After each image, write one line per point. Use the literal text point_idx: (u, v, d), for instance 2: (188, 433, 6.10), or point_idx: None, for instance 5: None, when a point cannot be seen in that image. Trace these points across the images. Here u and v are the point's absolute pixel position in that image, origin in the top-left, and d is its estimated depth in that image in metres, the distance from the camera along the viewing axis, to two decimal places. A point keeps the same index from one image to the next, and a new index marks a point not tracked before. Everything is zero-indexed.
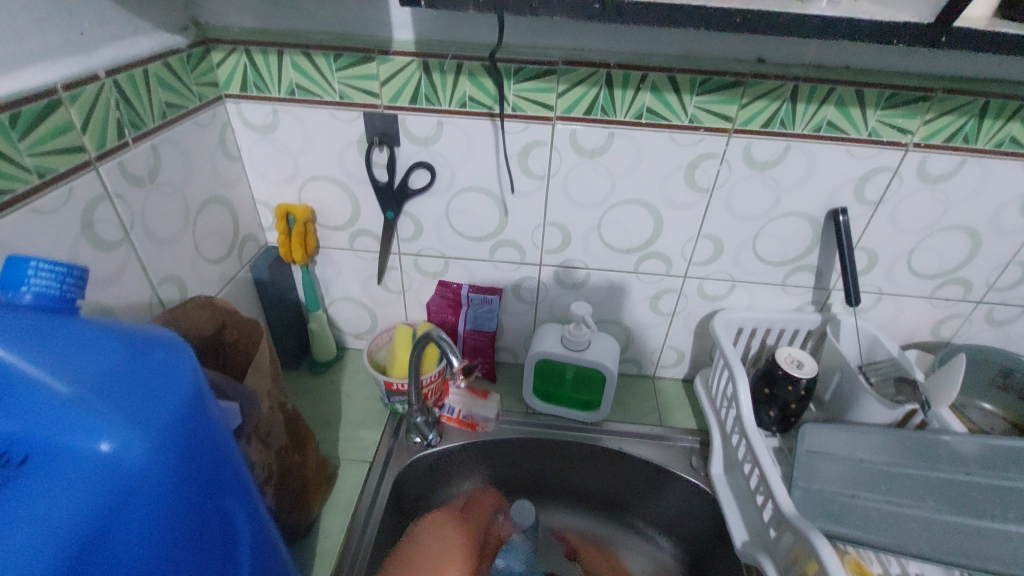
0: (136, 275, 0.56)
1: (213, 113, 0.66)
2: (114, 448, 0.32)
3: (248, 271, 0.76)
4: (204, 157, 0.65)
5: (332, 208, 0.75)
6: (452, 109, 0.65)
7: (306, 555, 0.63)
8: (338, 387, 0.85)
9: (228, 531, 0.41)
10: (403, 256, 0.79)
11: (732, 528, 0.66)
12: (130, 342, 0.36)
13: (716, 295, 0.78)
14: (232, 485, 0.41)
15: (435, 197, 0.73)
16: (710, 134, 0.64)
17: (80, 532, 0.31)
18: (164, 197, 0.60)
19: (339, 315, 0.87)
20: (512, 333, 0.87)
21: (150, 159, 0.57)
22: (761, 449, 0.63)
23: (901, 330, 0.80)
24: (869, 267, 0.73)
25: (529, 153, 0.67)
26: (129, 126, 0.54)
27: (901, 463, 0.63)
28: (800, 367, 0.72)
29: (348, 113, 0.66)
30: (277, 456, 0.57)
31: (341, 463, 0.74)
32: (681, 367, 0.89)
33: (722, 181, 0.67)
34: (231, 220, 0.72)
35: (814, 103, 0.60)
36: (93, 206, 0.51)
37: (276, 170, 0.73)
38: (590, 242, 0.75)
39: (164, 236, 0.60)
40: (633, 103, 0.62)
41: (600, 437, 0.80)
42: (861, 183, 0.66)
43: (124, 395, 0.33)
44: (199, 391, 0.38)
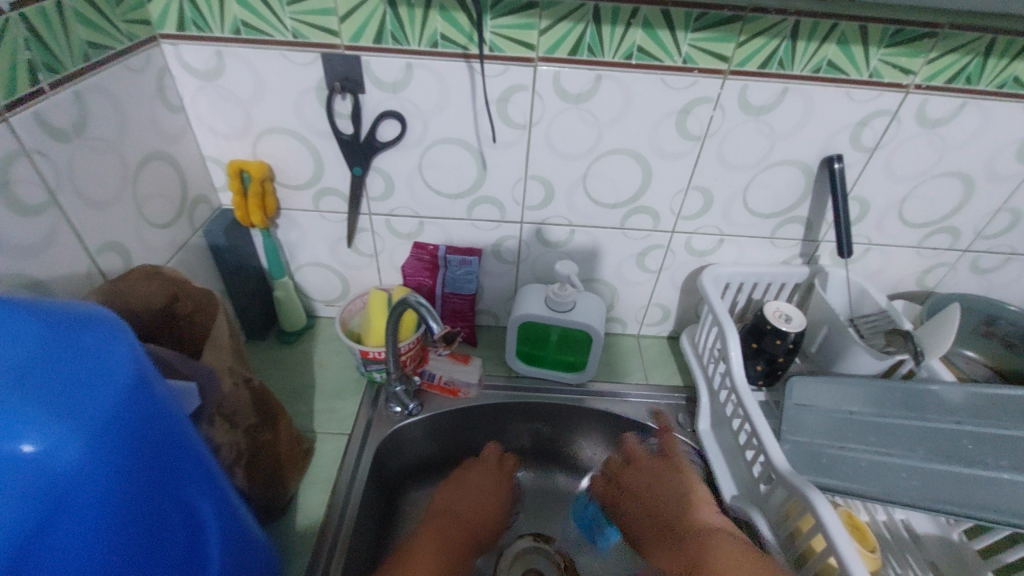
0: (69, 244, 0.50)
1: (148, 56, 0.58)
2: (39, 448, 0.27)
3: (202, 236, 0.69)
4: (140, 107, 0.58)
5: (292, 164, 0.68)
6: (423, 49, 0.58)
7: (287, 534, 0.60)
8: (311, 357, 0.80)
9: (192, 524, 0.37)
10: (374, 216, 0.74)
11: (721, 483, 0.65)
12: (51, 324, 0.31)
13: (704, 250, 0.76)
14: (192, 475, 0.37)
15: (407, 150, 0.67)
16: (704, 76, 0.59)
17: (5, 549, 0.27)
18: (96, 154, 0.52)
19: (307, 281, 0.82)
20: (493, 295, 0.83)
21: (75, 109, 0.49)
22: (753, 406, 0.62)
23: (887, 280, 0.79)
24: (860, 217, 0.71)
25: (509, 100, 0.61)
26: (44, 69, 0.46)
27: (888, 413, 0.63)
28: (787, 321, 0.70)
29: (305, 54, 0.59)
30: (247, 435, 0.53)
31: (318, 437, 0.70)
32: (666, 324, 0.87)
33: (715, 129, 0.63)
34: (178, 180, 0.64)
35: (815, 40, 0.56)
36: (6, 165, 0.43)
37: (225, 122, 0.65)
38: (574, 197, 0.70)
39: (99, 199, 0.53)
40: (623, 42, 0.57)
41: (585, 399, 0.78)
42: (857, 129, 0.63)
43: (48, 385, 0.28)
44: (143, 376, 0.33)
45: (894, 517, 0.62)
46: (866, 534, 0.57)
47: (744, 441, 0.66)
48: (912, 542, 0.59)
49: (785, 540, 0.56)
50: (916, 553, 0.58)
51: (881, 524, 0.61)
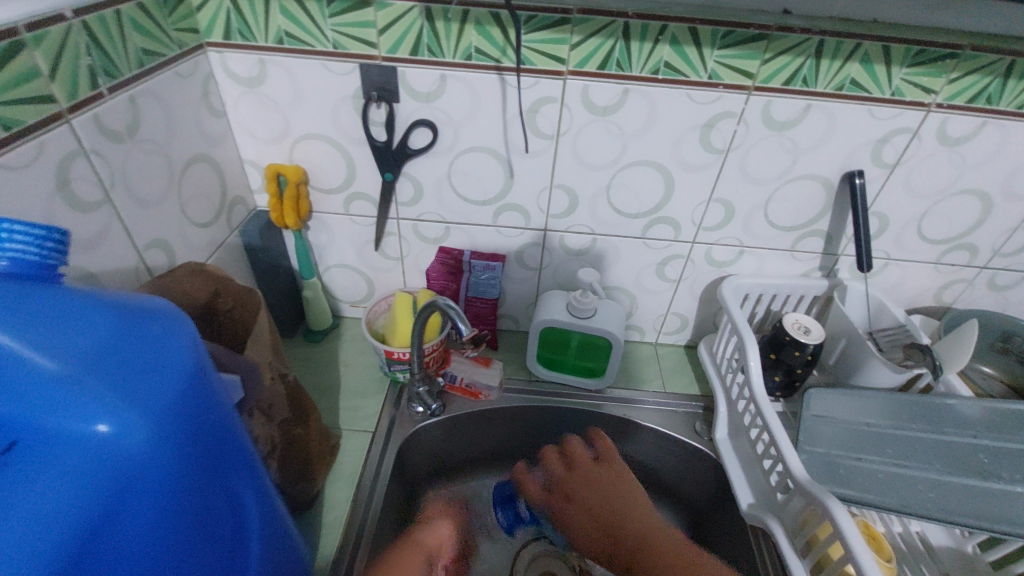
0: (120, 240, 0.52)
1: (195, 63, 0.61)
2: (114, 429, 0.29)
3: (238, 236, 0.71)
4: (187, 111, 0.60)
5: (326, 169, 0.71)
6: (457, 62, 0.60)
7: (313, 526, 0.61)
8: (336, 356, 0.82)
9: (236, 511, 0.39)
10: (402, 221, 0.76)
11: (737, 490, 0.66)
12: (122, 314, 0.33)
13: (724, 261, 0.77)
14: (238, 465, 0.39)
15: (437, 157, 0.69)
16: (728, 92, 0.61)
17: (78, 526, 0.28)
18: (146, 155, 0.55)
19: (334, 282, 0.84)
20: (514, 300, 0.85)
21: (129, 112, 0.52)
22: (771, 415, 0.63)
23: (905, 295, 0.80)
24: (879, 232, 0.72)
25: (537, 111, 0.64)
26: (103, 75, 0.49)
27: (906, 425, 0.64)
28: (807, 333, 0.71)
29: (343, 64, 0.61)
30: (280, 428, 0.55)
31: (343, 433, 0.72)
32: (684, 333, 0.88)
33: (739, 142, 0.65)
34: (218, 181, 0.67)
35: (838, 59, 0.57)
36: (68, 164, 0.46)
37: (264, 127, 0.68)
38: (597, 207, 0.72)
39: (148, 197, 0.55)
40: (651, 57, 0.58)
41: (603, 404, 0.79)
42: (879, 146, 0.64)
43: (120, 372, 0.30)
44: (201, 366, 0.35)
45: (910, 530, 0.62)
46: (882, 545, 0.58)
47: (761, 450, 0.66)
48: (928, 554, 0.59)
49: (801, 548, 0.57)
50: (932, 564, 0.58)
51: (897, 536, 0.62)
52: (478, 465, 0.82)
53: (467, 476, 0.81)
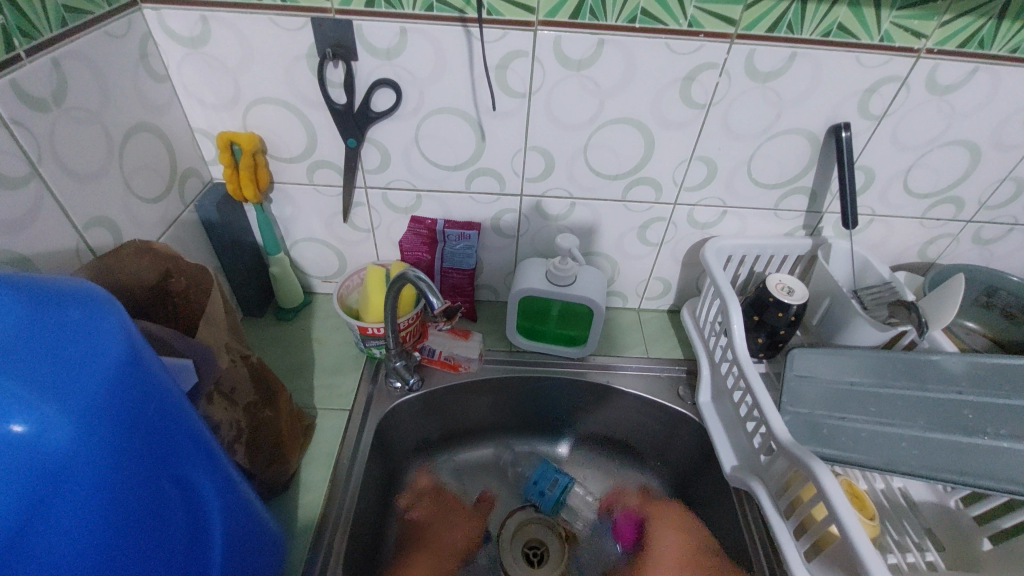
0: (56, 220, 0.48)
1: (129, 22, 0.55)
2: (28, 425, 0.26)
3: (194, 211, 0.67)
4: (123, 75, 0.55)
5: (284, 136, 0.66)
6: (417, 14, 0.56)
7: (290, 507, 0.60)
8: (309, 334, 0.80)
9: (193, 502, 0.37)
10: (370, 190, 0.72)
11: (720, 453, 0.65)
12: (33, 300, 0.29)
13: (706, 223, 0.75)
14: (191, 454, 0.36)
15: (402, 120, 0.64)
16: (710, 41, 0.57)
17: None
18: (79, 126, 0.50)
19: (303, 257, 0.80)
20: (492, 269, 0.82)
21: (54, 77, 0.47)
22: (754, 378, 0.62)
23: (890, 251, 0.79)
24: (864, 187, 0.70)
25: (507, 67, 0.59)
26: (18, 34, 0.43)
27: (888, 383, 0.63)
28: (790, 294, 0.69)
29: (294, 19, 0.56)
30: (246, 412, 0.52)
31: (318, 412, 0.70)
32: (667, 298, 0.86)
33: (720, 96, 0.61)
34: (167, 152, 0.62)
35: (825, 2, 0.54)
36: None
37: (214, 92, 0.63)
38: (575, 168, 0.69)
39: (85, 173, 0.51)
40: (626, 4, 0.54)
41: (586, 372, 0.78)
42: (866, 96, 0.61)
43: (35, 365, 0.27)
44: (134, 353, 0.31)
45: (892, 486, 0.62)
46: (866, 503, 0.58)
47: (744, 413, 0.65)
48: (910, 509, 0.60)
49: (784, 509, 0.57)
50: (913, 519, 0.59)
51: (879, 492, 0.62)
52: (459, 438, 0.80)
53: (446, 449, 0.80)
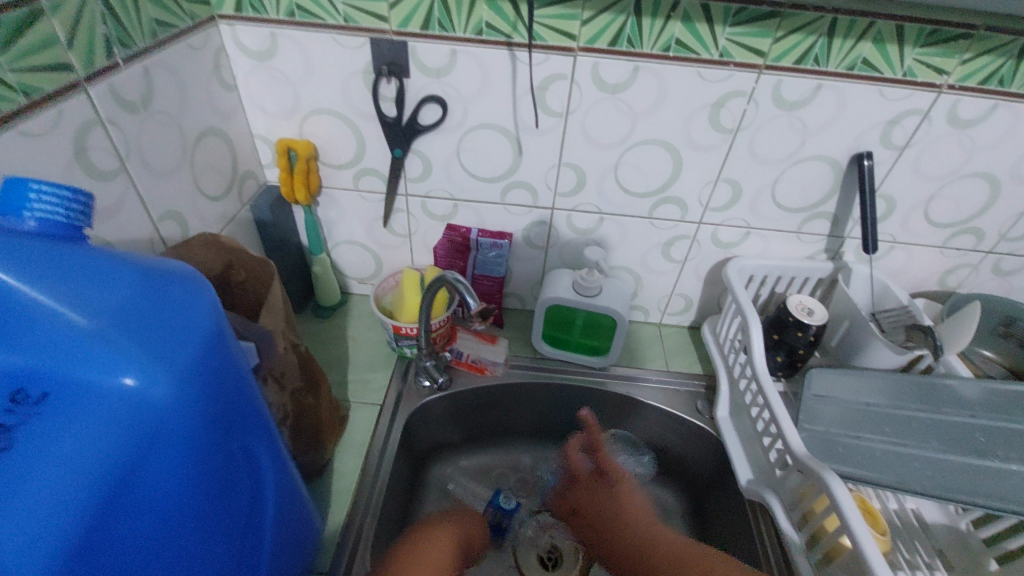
0: (136, 211, 0.53)
1: (207, 35, 0.61)
2: (137, 385, 0.29)
3: (249, 210, 0.72)
4: (199, 84, 0.60)
5: (335, 144, 0.71)
6: (468, 37, 0.60)
7: (324, 492, 0.63)
8: (344, 331, 0.84)
9: (253, 471, 0.40)
10: (410, 198, 0.76)
11: (737, 466, 0.67)
12: (145, 274, 0.32)
13: (729, 242, 0.77)
14: (255, 425, 0.39)
15: (446, 134, 0.69)
16: (739, 71, 0.61)
17: (101, 484, 0.28)
18: (160, 128, 0.55)
19: (343, 258, 0.85)
20: (520, 279, 0.86)
21: (143, 84, 0.52)
22: (773, 393, 0.64)
23: (910, 279, 0.81)
24: (886, 214, 0.72)
25: (547, 88, 0.64)
26: (118, 45, 0.49)
27: (904, 405, 0.65)
28: (810, 314, 0.71)
29: (354, 39, 0.61)
30: (292, 397, 0.56)
31: (351, 405, 0.73)
32: (688, 315, 0.89)
33: (748, 122, 0.65)
34: (230, 155, 0.67)
35: (850, 38, 0.57)
36: (86, 133, 0.46)
37: (276, 102, 0.68)
38: (605, 185, 0.72)
39: (162, 170, 0.56)
40: (662, 34, 0.58)
41: (607, 382, 0.80)
42: (888, 127, 0.64)
43: (146, 331, 0.30)
44: (221, 327, 0.34)
45: (905, 506, 0.64)
46: (878, 520, 0.60)
47: (762, 427, 0.67)
48: (922, 530, 0.61)
49: (797, 521, 0.58)
50: (924, 540, 0.60)
51: (892, 512, 0.63)
52: (482, 441, 0.84)
53: (467, 452, 0.83)
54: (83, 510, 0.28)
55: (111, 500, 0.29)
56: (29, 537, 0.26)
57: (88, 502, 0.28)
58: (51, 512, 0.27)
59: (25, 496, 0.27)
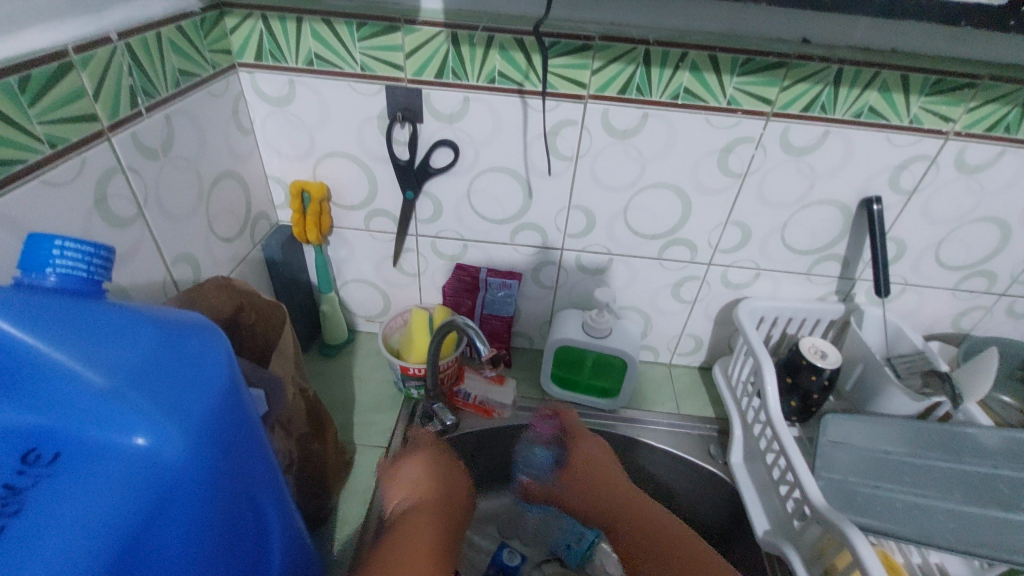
0: (151, 255, 0.53)
1: (227, 83, 0.63)
2: (148, 443, 0.29)
3: (260, 250, 0.73)
4: (218, 130, 0.62)
5: (348, 186, 0.72)
6: (480, 84, 0.62)
7: (327, 541, 0.62)
8: (351, 371, 0.83)
9: (259, 528, 0.39)
10: (420, 238, 0.77)
11: (752, 516, 0.65)
12: (162, 328, 0.32)
13: (739, 283, 0.77)
14: (265, 479, 0.38)
15: (457, 176, 0.70)
16: (747, 117, 0.61)
17: (109, 550, 0.28)
18: (178, 172, 0.56)
19: (351, 297, 0.85)
20: (529, 318, 0.85)
21: (164, 131, 0.54)
22: (788, 439, 0.62)
23: (922, 321, 0.80)
24: (897, 257, 0.72)
25: (557, 133, 0.65)
26: (142, 94, 0.50)
27: (923, 454, 0.64)
28: (823, 358, 0.70)
29: (370, 86, 0.63)
30: (298, 443, 0.55)
31: (357, 448, 0.72)
32: (698, 355, 0.88)
33: (756, 167, 0.65)
34: (244, 197, 0.68)
35: (856, 87, 0.58)
36: (106, 180, 0.47)
37: (291, 145, 0.69)
38: (614, 227, 0.73)
39: (178, 213, 0.57)
40: (671, 83, 0.60)
41: (617, 425, 0.79)
42: (896, 172, 0.64)
43: (159, 387, 0.30)
44: (235, 380, 0.34)
45: (928, 561, 0.61)
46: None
47: (777, 475, 0.65)
48: None
49: None
50: None
51: (915, 568, 0.61)
52: (487, 484, 0.81)
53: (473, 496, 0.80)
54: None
55: (117, 564, 0.28)
56: None
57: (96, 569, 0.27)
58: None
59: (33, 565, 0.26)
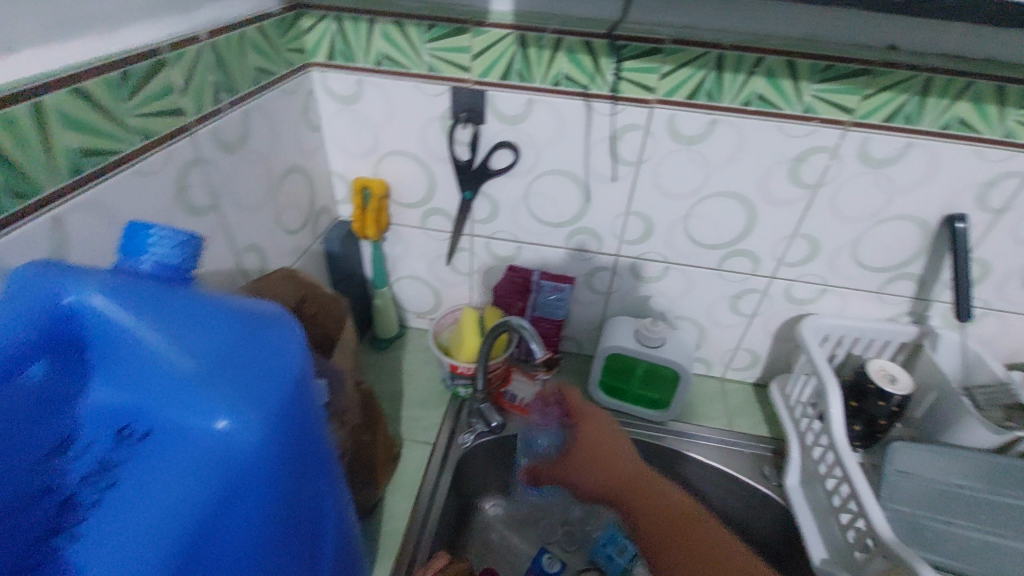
0: (224, 244, 0.56)
1: (300, 81, 0.65)
2: (227, 429, 0.30)
3: (321, 244, 0.75)
4: (289, 126, 0.64)
5: (408, 184, 0.73)
6: (545, 87, 0.62)
7: (373, 531, 0.63)
8: (400, 366, 0.85)
9: (319, 517, 0.39)
10: (475, 238, 0.77)
11: (809, 544, 0.62)
12: (246, 318, 0.32)
13: (803, 299, 0.74)
14: (327, 470, 0.39)
15: (516, 178, 0.70)
16: (823, 126, 0.59)
17: (192, 527, 0.29)
18: (252, 166, 0.58)
19: (403, 293, 0.87)
20: (579, 323, 0.84)
21: (241, 126, 0.56)
22: (853, 466, 0.59)
23: (1005, 349, 0.74)
24: (980, 279, 0.67)
25: (620, 138, 0.64)
26: (224, 91, 0.52)
27: (1003, 491, 0.60)
28: (893, 382, 0.66)
29: (435, 86, 0.64)
30: (352, 434, 0.56)
31: (404, 442, 0.73)
32: (753, 370, 0.85)
33: (830, 178, 0.62)
34: (309, 191, 0.71)
35: (946, 98, 0.55)
36: (188, 171, 0.49)
37: (356, 142, 0.71)
38: (673, 235, 0.71)
39: (250, 205, 0.59)
40: (743, 89, 0.58)
41: (665, 437, 0.77)
42: (985, 189, 0.60)
43: (241, 375, 0.30)
44: (309, 373, 0.34)
45: None
46: None
47: (838, 502, 0.62)
48: None
49: None
50: None
51: None
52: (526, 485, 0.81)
53: (516, 498, 0.80)
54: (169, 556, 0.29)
55: (199, 541, 0.29)
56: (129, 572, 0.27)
57: (174, 549, 0.29)
58: (141, 557, 0.28)
59: (122, 538, 0.28)
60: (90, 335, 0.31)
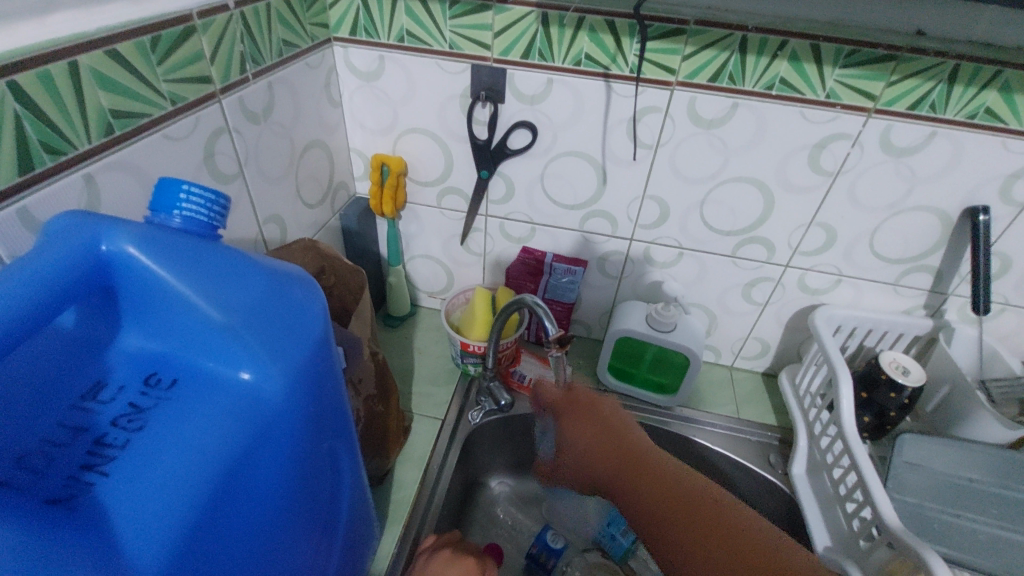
0: (246, 212, 0.57)
1: (322, 56, 0.65)
2: (252, 379, 0.31)
3: (338, 219, 0.76)
4: (311, 101, 0.65)
5: (425, 162, 0.74)
6: (566, 67, 0.62)
7: (383, 500, 0.64)
8: (412, 343, 0.86)
9: (335, 476, 0.41)
10: (490, 218, 0.78)
11: (813, 531, 0.62)
12: (272, 277, 0.34)
13: (818, 289, 0.73)
14: (342, 431, 0.40)
15: (533, 159, 0.70)
16: (846, 113, 0.58)
17: (218, 473, 0.30)
18: (275, 137, 0.59)
19: (417, 272, 0.88)
20: (590, 307, 0.85)
21: (265, 97, 0.57)
22: (861, 453, 0.59)
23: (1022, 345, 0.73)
24: (999, 274, 0.67)
25: (639, 120, 0.64)
26: (250, 61, 0.53)
27: (1013, 486, 0.61)
28: (905, 374, 0.66)
29: (456, 64, 0.64)
30: (365, 403, 0.57)
31: (414, 417, 0.74)
32: (763, 360, 0.85)
33: (850, 166, 0.62)
34: (329, 166, 0.71)
35: (973, 86, 0.54)
36: (214, 139, 0.50)
37: (375, 118, 0.72)
38: (689, 221, 0.71)
39: (271, 176, 0.60)
40: (766, 72, 0.57)
41: (671, 422, 0.78)
42: (1009, 181, 0.59)
43: (267, 328, 0.32)
44: (328, 332, 0.35)
45: None
46: None
47: (844, 490, 0.62)
48: None
49: None
50: None
51: None
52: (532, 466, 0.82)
53: (523, 476, 0.82)
54: (198, 500, 0.29)
55: (226, 487, 0.30)
56: (157, 513, 0.28)
57: (202, 491, 0.29)
58: (170, 498, 0.28)
59: (151, 479, 0.29)
60: (123, 284, 0.31)
